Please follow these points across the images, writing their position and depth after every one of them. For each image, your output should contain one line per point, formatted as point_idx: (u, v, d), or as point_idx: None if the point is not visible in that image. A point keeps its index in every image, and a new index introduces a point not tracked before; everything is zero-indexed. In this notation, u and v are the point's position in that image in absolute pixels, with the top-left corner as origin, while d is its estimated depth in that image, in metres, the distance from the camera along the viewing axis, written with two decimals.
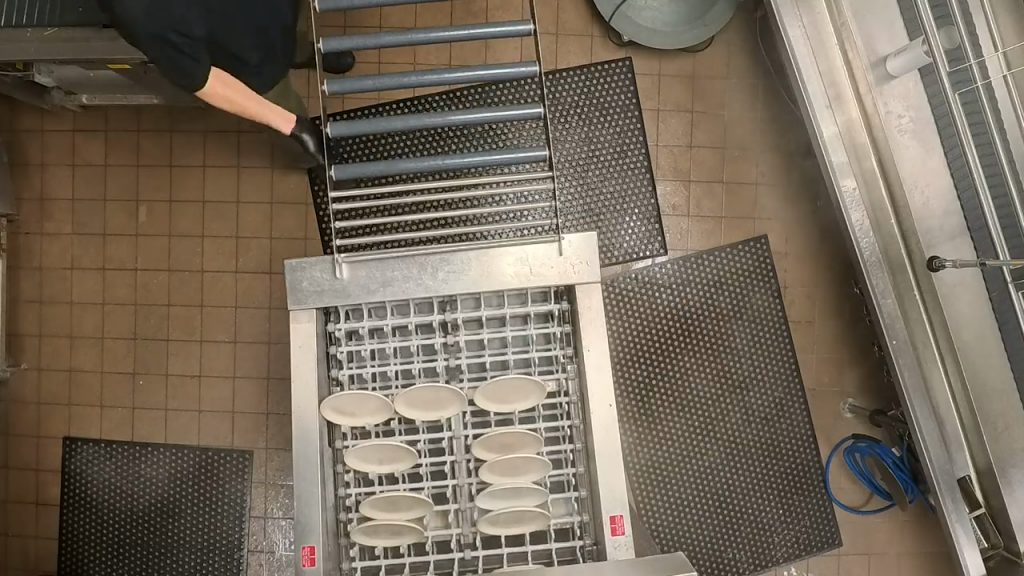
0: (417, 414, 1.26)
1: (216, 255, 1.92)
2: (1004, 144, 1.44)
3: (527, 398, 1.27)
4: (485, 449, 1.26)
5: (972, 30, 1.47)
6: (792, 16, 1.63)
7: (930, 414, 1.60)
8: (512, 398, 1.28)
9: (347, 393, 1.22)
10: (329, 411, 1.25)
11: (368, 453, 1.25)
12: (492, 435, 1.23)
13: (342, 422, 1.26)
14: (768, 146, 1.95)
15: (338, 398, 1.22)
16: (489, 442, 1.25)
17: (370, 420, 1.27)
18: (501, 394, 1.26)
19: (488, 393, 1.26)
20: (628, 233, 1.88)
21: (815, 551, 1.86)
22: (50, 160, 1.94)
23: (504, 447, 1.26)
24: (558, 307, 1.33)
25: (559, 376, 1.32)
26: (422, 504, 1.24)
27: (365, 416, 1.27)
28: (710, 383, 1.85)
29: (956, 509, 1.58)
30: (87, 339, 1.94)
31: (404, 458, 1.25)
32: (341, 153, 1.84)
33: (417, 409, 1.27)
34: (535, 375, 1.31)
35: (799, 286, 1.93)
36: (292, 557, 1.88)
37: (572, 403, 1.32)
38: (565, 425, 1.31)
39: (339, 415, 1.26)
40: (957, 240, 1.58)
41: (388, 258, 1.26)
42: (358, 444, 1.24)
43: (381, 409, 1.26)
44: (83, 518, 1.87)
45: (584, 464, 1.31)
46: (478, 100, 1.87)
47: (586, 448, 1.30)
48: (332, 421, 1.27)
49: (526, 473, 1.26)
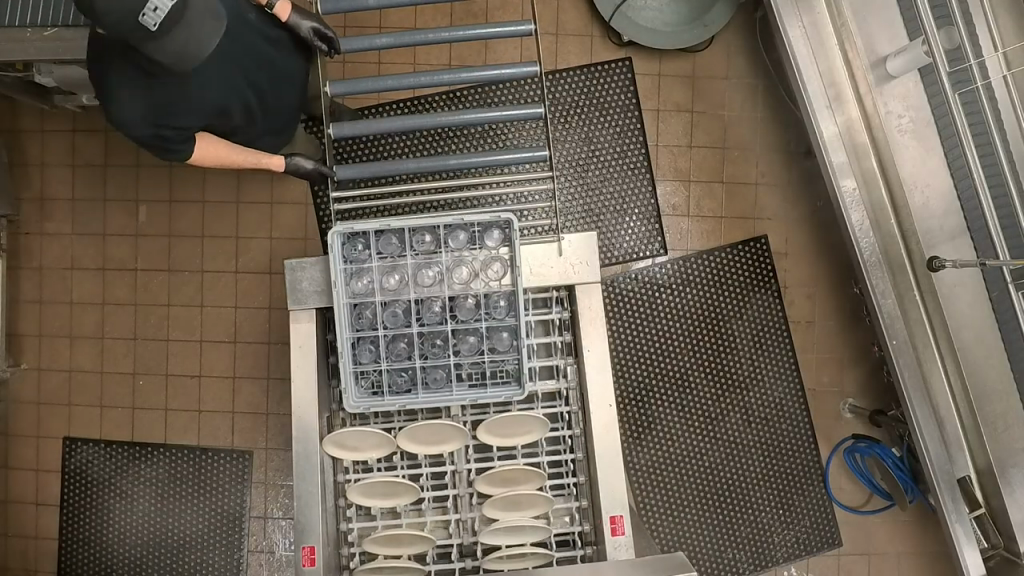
0: (418, 449, 1.25)
1: (216, 255, 1.92)
2: (1004, 144, 1.43)
3: (531, 433, 1.26)
4: (488, 482, 1.25)
5: (972, 31, 1.46)
6: (792, 17, 1.63)
7: (930, 415, 1.60)
8: (514, 432, 1.27)
9: (350, 430, 1.20)
10: (330, 445, 1.24)
11: (372, 487, 1.23)
12: (496, 472, 1.22)
13: (343, 455, 1.25)
14: (768, 146, 1.95)
15: (340, 433, 1.21)
16: (490, 477, 1.24)
17: (372, 455, 1.26)
18: (502, 428, 1.25)
19: (490, 428, 1.25)
20: (628, 233, 1.88)
21: (815, 551, 1.87)
22: (50, 160, 1.94)
23: (506, 480, 1.25)
24: (560, 337, 1.32)
25: (563, 409, 1.31)
26: (426, 540, 1.23)
27: (366, 451, 1.26)
28: (710, 383, 1.86)
29: (956, 510, 1.58)
30: (87, 339, 1.94)
31: (405, 493, 1.25)
32: (342, 153, 1.85)
33: (418, 443, 1.25)
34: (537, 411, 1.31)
35: (799, 286, 1.93)
36: (292, 557, 1.88)
37: (575, 436, 1.31)
38: (568, 460, 1.30)
39: (340, 449, 1.25)
40: (956, 240, 1.58)
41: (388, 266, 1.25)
42: (361, 480, 1.23)
43: (382, 444, 1.25)
44: (83, 517, 1.88)
45: (587, 498, 1.30)
46: (479, 100, 1.87)
47: (588, 480, 1.30)
48: (334, 454, 1.26)
49: (527, 508, 1.25)
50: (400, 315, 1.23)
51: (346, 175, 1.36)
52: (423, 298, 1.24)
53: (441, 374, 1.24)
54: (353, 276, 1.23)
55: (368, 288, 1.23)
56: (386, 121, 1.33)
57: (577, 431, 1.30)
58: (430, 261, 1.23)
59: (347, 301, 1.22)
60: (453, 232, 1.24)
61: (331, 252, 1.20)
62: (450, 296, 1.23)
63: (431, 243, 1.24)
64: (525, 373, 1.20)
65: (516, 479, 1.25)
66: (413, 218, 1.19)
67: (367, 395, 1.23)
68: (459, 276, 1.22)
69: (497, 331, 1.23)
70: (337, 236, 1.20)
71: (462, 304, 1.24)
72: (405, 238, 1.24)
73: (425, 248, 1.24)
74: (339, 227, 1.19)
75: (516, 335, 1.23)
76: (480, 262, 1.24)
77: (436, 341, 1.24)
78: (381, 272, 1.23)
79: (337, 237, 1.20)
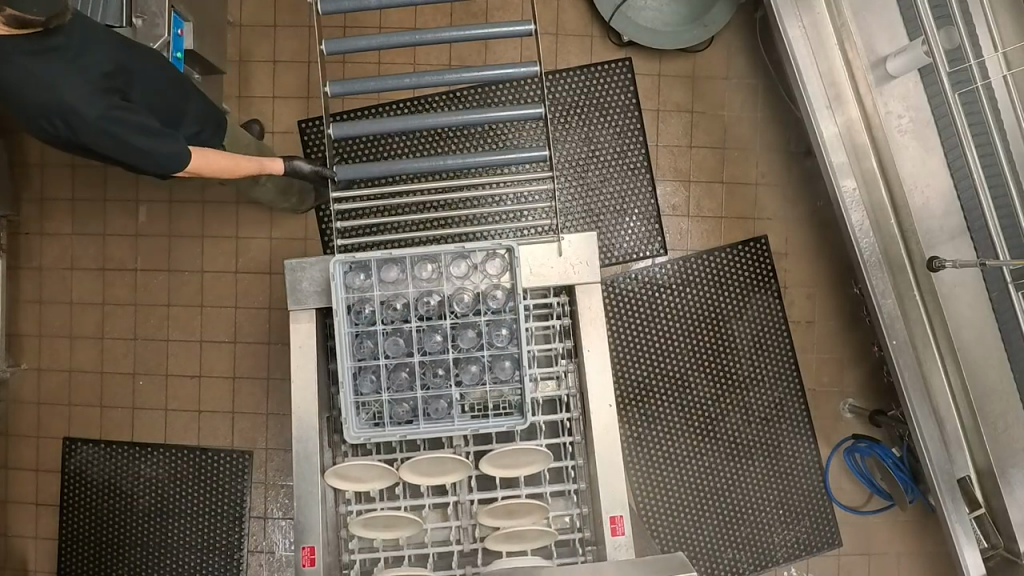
0: (418, 480, 1.24)
1: (216, 256, 1.92)
2: (1004, 144, 1.44)
3: (532, 465, 1.26)
4: (491, 516, 1.24)
5: (972, 31, 1.46)
6: (792, 16, 1.63)
7: (931, 415, 1.59)
8: (517, 463, 1.27)
9: (353, 462, 1.20)
10: (331, 478, 1.22)
11: (374, 521, 1.24)
12: (498, 506, 1.22)
13: (346, 487, 1.24)
14: (768, 145, 1.95)
15: (343, 466, 1.20)
16: (494, 511, 1.23)
17: (376, 486, 1.26)
18: (503, 460, 1.25)
19: (491, 459, 1.24)
20: (628, 234, 1.88)
21: (815, 551, 1.87)
22: (50, 161, 1.95)
23: (509, 512, 1.25)
24: (562, 346, 1.32)
25: (565, 441, 1.31)
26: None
27: (369, 481, 1.25)
28: (710, 382, 1.86)
29: (956, 510, 1.57)
30: (87, 339, 1.94)
31: (408, 525, 1.24)
32: (341, 153, 1.85)
33: (418, 475, 1.24)
34: (539, 441, 1.30)
35: (799, 287, 1.93)
36: (292, 557, 1.89)
37: (578, 467, 1.31)
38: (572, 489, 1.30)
39: (344, 481, 1.23)
40: (957, 240, 1.59)
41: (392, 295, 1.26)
42: (364, 514, 1.23)
43: (384, 475, 1.25)
44: (82, 518, 1.88)
45: (591, 529, 1.29)
46: (480, 99, 1.87)
47: (592, 511, 1.29)
48: (336, 487, 1.24)
49: (529, 540, 1.25)
50: (401, 343, 1.23)
51: (346, 175, 1.37)
52: (426, 328, 1.24)
53: (443, 406, 1.22)
54: (354, 306, 1.23)
55: (371, 317, 1.24)
56: (385, 122, 1.33)
57: (581, 463, 1.31)
58: (430, 290, 1.24)
59: (348, 330, 1.22)
60: (455, 263, 1.24)
61: (332, 283, 1.21)
62: (450, 328, 1.23)
63: (432, 274, 1.25)
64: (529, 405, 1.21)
65: (517, 511, 1.25)
66: (412, 250, 1.21)
67: (368, 425, 1.23)
68: (460, 302, 1.23)
69: (498, 360, 1.22)
70: (338, 267, 1.21)
71: (463, 334, 1.23)
72: (406, 268, 1.24)
73: (426, 278, 1.25)
74: (339, 259, 1.20)
75: (518, 364, 1.22)
76: (481, 288, 1.25)
77: (438, 371, 1.24)
78: (386, 302, 1.24)
79: (338, 269, 1.21)
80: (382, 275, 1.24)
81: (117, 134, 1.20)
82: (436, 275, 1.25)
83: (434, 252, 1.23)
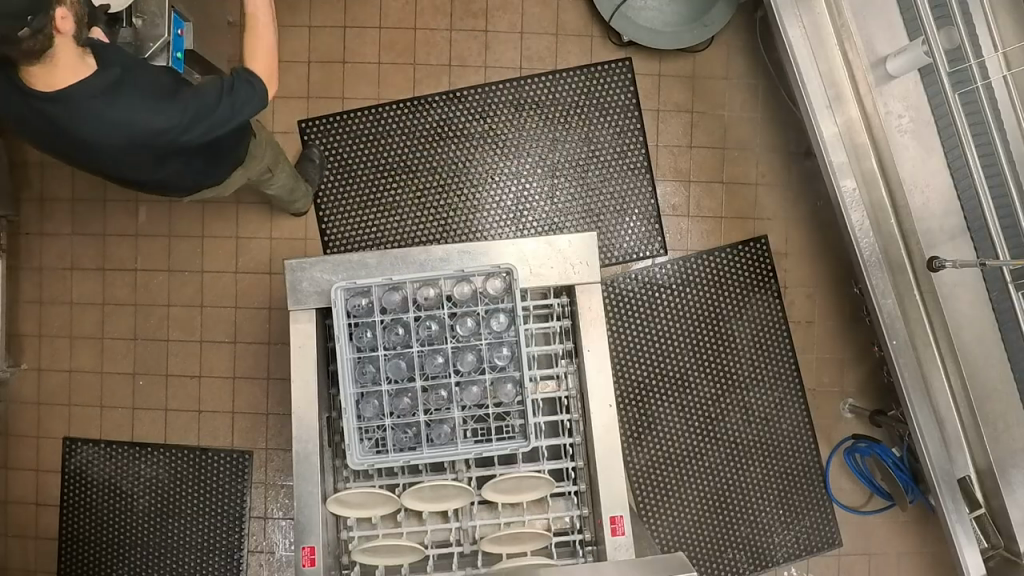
0: (422, 506, 1.23)
1: (216, 256, 1.92)
2: (1004, 145, 1.44)
3: (535, 490, 1.25)
4: (495, 543, 1.24)
5: (972, 30, 1.47)
6: (792, 16, 1.63)
7: (931, 415, 1.59)
8: (519, 489, 1.25)
9: (354, 489, 1.19)
10: (331, 505, 1.20)
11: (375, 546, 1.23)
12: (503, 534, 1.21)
13: (348, 514, 1.22)
14: (768, 146, 1.95)
15: (344, 493, 1.20)
16: (498, 537, 1.23)
17: (375, 513, 1.25)
18: (507, 487, 1.24)
19: (495, 486, 1.24)
20: (628, 234, 1.88)
21: (814, 551, 1.87)
22: (49, 160, 1.95)
23: (515, 539, 1.24)
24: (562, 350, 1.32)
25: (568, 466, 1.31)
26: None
27: (369, 508, 1.24)
28: (710, 383, 1.85)
29: (957, 509, 1.57)
30: (87, 339, 1.94)
31: (410, 551, 1.24)
32: (342, 154, 1.87)
33: (422, 501, 1.24)
34: (545, 468, 1.29)
35: (799, 286, 1.93)
36: (292, 557, 1.89)
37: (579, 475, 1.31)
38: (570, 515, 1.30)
39: (346, 508, 1.22)
40: (956, 240, 1.59)
41: (393, 321, 1.24)
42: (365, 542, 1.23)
43: (386, 503, 1.24)
44: (82, 518, 1.88)
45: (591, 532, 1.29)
46: (479, 98, 1.88)
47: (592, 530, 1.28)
48: (338, 513, 1.23)
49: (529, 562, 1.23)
50: (402, 368, 1.22)
51: None
52: (428, 350, 1.24)
53: (445, 433, 1.22)
54: (355, 333, 1.23)
55: (371, 343, 1.23)
56: None
57: (583, 488, 1.30)
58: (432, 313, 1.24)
59: (351, 357, 1.21)
60: (456, 286, 1.25)
61: (335, 311, 1.20)
62: (451, 352, 1.23)
63: (433, 298, 1.25)
64: (531, 425, 1.20)
65: (523, 538, 1.25)
66: (409, 276, 1.22)
67: (371, 452, 1.22)
68: (463, 327, 1.23)
69: (501, 382, 1.21)
70: (338, 292, 1.21)
71: (463, 357, 1.23)
72: (407, 295, 1.24)
73: (427, 303, 1.25)
74: (339, 284, 1.21)
75: (519, 387, 1.22)
76: (484, 312, 1.23)
77: (440, 393, 1.22)
78: (387, 327, 1.24)
79: (339, 294, 1.21)
80: (382, 300, 1.24)
81: (174, 160, 1.19)
82: (437, 298, 1.25)
83: (432, 278, 1.24)
